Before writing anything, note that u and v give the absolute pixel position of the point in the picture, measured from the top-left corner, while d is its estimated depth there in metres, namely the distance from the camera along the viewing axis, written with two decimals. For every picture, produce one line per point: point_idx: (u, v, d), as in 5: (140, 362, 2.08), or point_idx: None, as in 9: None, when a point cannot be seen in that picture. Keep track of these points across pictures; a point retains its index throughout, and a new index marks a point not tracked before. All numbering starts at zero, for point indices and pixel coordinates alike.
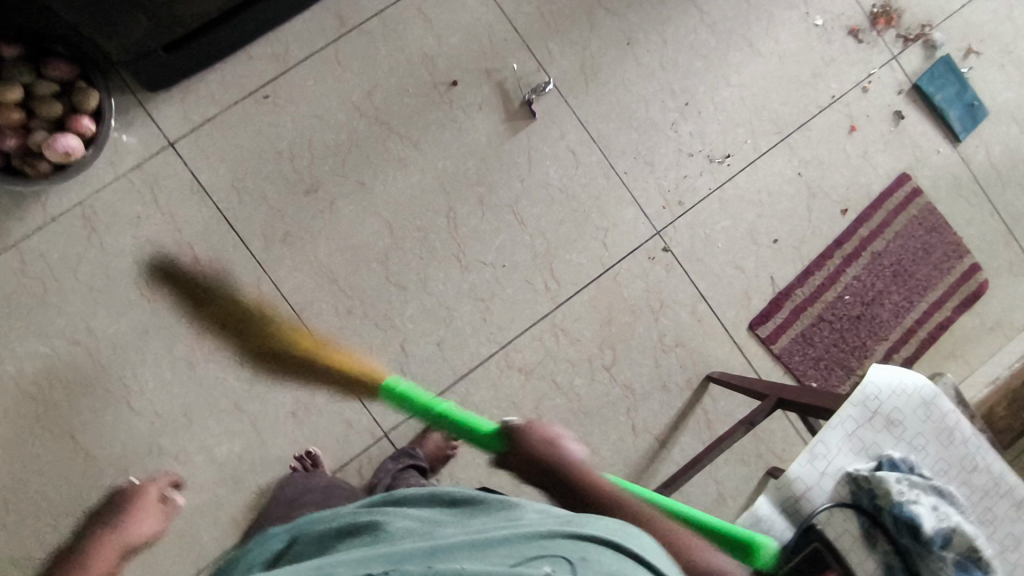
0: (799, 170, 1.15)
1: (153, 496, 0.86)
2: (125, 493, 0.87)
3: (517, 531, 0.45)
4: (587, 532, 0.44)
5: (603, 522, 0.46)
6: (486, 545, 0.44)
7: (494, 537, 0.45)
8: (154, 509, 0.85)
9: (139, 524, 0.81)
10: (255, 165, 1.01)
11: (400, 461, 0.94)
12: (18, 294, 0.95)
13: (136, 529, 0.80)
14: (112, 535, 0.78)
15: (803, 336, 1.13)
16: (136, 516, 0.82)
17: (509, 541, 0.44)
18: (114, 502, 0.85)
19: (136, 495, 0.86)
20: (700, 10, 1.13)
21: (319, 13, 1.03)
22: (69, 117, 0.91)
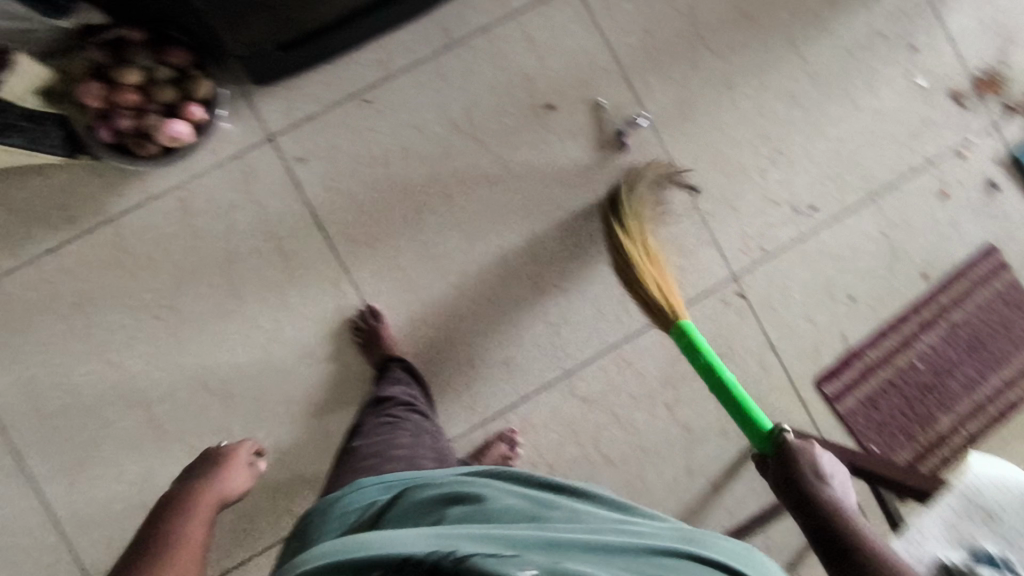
0: (884, 230, 1.13)
1: (242, 456, 0.90)
2: (215, 450, 0.91)
3: (641, 542, 0.50)
4: (709, 556, 0.50)
5: (722, 546, 0.52)
6: (611, 549, 0.49)
7: (620, 542, 0.50)
8: (243, 468, 0.89)
9: (235, 479, 0.86)
10: (349, 167, 1.03)
11: None
12: (112, 266, 0.98)
13: (234, 483, 0.85)
14: (212, 488, 0.80)
15: (868, 399, 1.12)
16: (227, 471, 0.86)
17: (634, 550, 0.49)
18: (205, 460, 0.88)
19: (228, 453, 0.90)
20: (801, 59, 1.13)
21: (428, 24, 1.04)
22: (182, 103, 0.93)
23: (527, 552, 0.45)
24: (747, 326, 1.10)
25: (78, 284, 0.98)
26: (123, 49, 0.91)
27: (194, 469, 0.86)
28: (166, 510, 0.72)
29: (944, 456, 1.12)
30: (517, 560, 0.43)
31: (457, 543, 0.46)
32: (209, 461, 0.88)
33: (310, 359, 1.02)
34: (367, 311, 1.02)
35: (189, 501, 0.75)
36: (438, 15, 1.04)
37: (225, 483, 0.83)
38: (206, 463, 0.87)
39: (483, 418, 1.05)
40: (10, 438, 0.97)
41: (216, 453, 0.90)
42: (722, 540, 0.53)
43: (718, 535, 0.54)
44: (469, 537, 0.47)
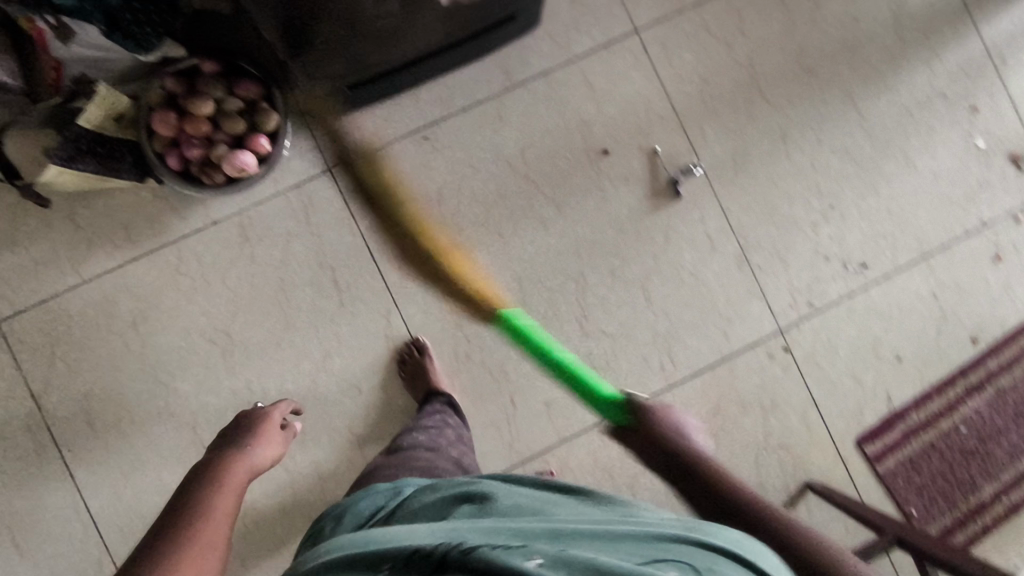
0: (934, 291, 1.12)
1: (275, 422, 0.85)
2: (249, 414, 0.86)
3: (641, 529, 0.47)
4: (714, 543, 0.45)
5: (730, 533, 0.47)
6: (609, 537, 0.46)
7: (620, 529, 0.47)
8: (278, 435, 0.84)
9: (269, 450, 0.80)
10: (405, 201, 1.04)
11: None
12: (170, 288, 1.01)
13: (267, 453, 0.79)
14: (246, 455, 0.74)
15: (910, 461, 1.11)
16: (261, 440, 0.80)
17: (634, 538, 0.46)
18: (236, 426, 0.82)
19: (264, 418, 0.85)
20: (860, 114, 1.12)
21: (489, 65, 1.05)
22: (249, 134, 0.95)
23: (532, 543, 0.45)
24: (791, 381, 1.10)
25: (137, 303, 1.00)
26: (197, 80, 0.94)
27: (224, 437, 0.79)
28: (196, 478, 0.64)
29: (985, 524, 1.10)
30: (522, 551, 0.43)
31: (463, 535, 0.47)
32: (241, 429, 0.82)
33: (355, 390, 1.03)
34: (414, 343, 1.03)
35: (222, 469, 0.67)
36: (500, 56, 1.06)
37: (261, 454, 0.77)
38: (239, 431, 0.81)
39: (523, 457, 1.05)
40: (60, 451, 0.99)
41: (251, 415, 0.85)
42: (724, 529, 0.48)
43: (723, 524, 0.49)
44: (474, 530, 0.48)
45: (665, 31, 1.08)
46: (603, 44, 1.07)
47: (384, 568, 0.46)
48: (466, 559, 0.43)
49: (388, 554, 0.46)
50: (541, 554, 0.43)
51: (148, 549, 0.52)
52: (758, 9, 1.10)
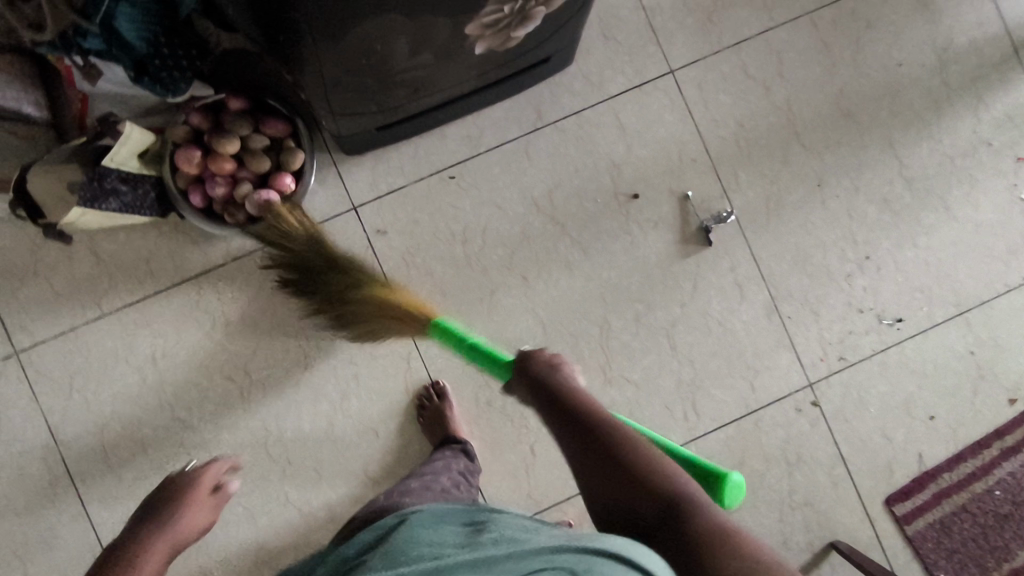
0: (971, 347, 1.08)
1: (207, 487, 0.82)
2: (176, 480, 0.83)
3: (522, 549, 0.48)
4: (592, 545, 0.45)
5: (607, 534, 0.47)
6: (488, 563, 0.48)
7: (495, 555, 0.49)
8: (208, 502, 0.81)
9: (197, 517, 0.78)
10: (427, 240, 1.02)
11: None
12: (190, 324, 1.00)
13: (195, 524, 0.78)
14: (166, 531, 0.74)
15: (941, 523, 1.07)
16: (190, 507, 0.79)
17: (513, 556, 0.48)
18: (163, 492, 0.81)
19: (193, 483, 0.82)
20: (900, 162, 1.08)
21: (519, 104, 1.03)
22: (273, 173, 0.94)
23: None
24: (820, 436, 1.06)
25: (155, 338, 0.99)
26: (223, 117, 0.92)
27: (145, 510, 0.78)
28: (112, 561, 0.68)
29: None
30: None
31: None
32: (166, 499, 0.80)
33: (373, 432, 1.01)
34: (433, 387, 1.01)
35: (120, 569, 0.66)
36: (531, 95, 1.03)
37: (187, 521, 0.77)
38: (164, 497, 0.80)
39: (540, 506, 1.02)
40: (75, 484, 0.98)
41: (179, 479, 0.82)
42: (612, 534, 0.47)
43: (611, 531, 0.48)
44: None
45: (701, 72, 1.05)
46: (637, 84, 1.05)
47: None
48: None
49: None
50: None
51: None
52: (798, 52, 1.07)
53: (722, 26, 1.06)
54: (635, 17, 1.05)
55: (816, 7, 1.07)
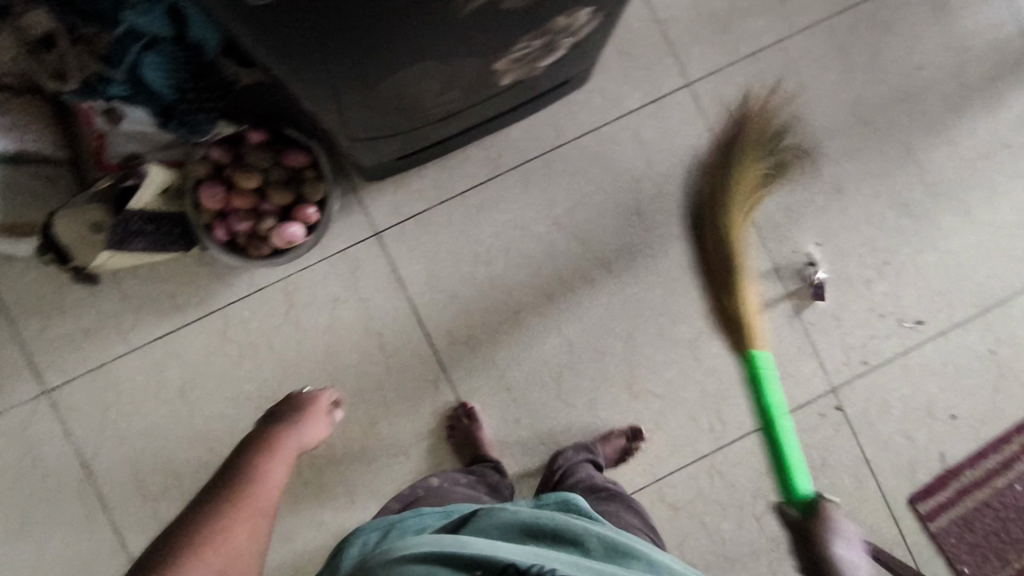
0: (992, 347, 1.09)
1: (324, 405, 0.82)
2: (296, 395, 0.84)
3: None
4: None
5: None
6: None
7: None
8: (322, 417, 0.81)
9: (313, 431, 0.77)
10: (451, 263, 1.02)
11: (581, 453, 0.98)
12: (217, 355, 1.00)
13: (313, 432, 0.77)
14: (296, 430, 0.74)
15: (963, 519, 1.09)
16: (309, 419, 0.78)
17: None
18: (283, 406, 0.81)
19: (309, 402, 0.82)
20: (919, 166, 1.07)
21: (538, 124, 1.03)
22: (296, 205, 0.94)
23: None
24: (844, 441, 1.08)
25: (185, 371, 1.00)
26: (244, 151, 0.92)
27: (275, 412, 0.79)
28: (247, 449, 0.67)
29: None
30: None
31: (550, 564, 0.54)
32: (288, 409, 0.81)
33: (403, 455, 1.02)
34: (461, 407, 1.01)
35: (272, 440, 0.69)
36: (550, 113, 1.03)
37: (307, 430, 0.76)
38: (287, 407, 0.80)
39: None
40: (109, 519, 0.99)
41: (297, 397, 0.83)
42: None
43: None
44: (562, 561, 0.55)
45: (719, 82, 1.05)
46: (655, 98, 1.04)
47: None
48: None
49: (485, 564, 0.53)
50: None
51: (212, 491, 0.60)
52: (816, 58, 1.06)
53: (739, 35, 1.05)
54: (652, 29, 1.04)
55: (834, 12, 1.06)
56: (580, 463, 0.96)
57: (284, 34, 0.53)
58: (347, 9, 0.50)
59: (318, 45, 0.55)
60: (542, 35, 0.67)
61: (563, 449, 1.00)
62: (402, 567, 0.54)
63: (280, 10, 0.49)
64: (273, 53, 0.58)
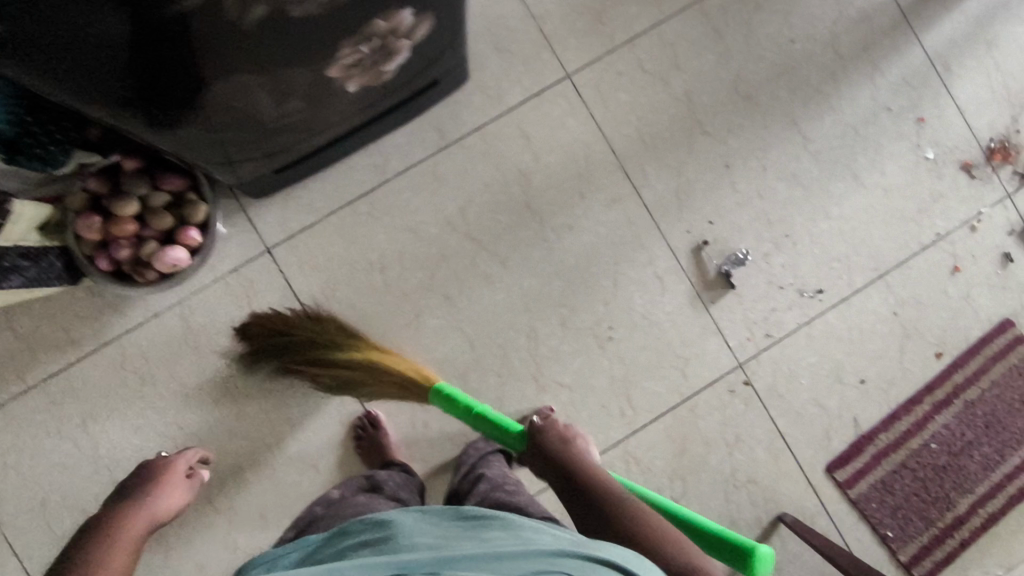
0: (893, 309, 1.10)
1: (179, 473, 0.90)
2: (150, 466, 0.89)
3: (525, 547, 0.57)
4: (590, 553, 0.57)
5: (605, 548, 0.58)
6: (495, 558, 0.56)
7: (503, 552, 0.57)
8: (182, 484, 0.89)
9: (170, 499, 0.85)
10: (345, 272, 1.03)
11: (490, 444, 0.98)
12: (117, 386, 1.00)
13: (171, 500, 0.85)
14: (145, 507, 0.81)
15: (882, 483, 1.09)
16: (163, 489, 0.86)
17: (517, 556, 0.56)
18: (138, 477, 0.87)
19: (164, 469, 0.89)
20: (804, 137, 1.10)
21: (421, 127, 1.04)
22: (178, 228, 0.94)
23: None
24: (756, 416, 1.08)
25: (87, 403, 1.00)
26: (119, 179, 0.92)
27: (131, 485, 0.86)
28: (91, 533, 0.73)
29: (963, 538, 1.09)
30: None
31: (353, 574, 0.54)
32: (140, 480, 0.87)
33: (314, 468, 1.02)
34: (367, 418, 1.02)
35: (119, 523, 0.75)
36: (431, 117, 1.04)
37: (165, 502, 0.84)
38: (141, 479, 0.86)
39: None
40: (19, 560, 0.98)
41: (151, 466, 0.89)
42: (615, 547, 0.59)
43: (608, 544, 0.60)
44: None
45: (598, 72, 1.07)
46: (535, 93, 1.06)
47: None
48: None
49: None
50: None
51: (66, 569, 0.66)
52: (691, 41, 1.08)
53: (613, 24, 1.07)
54: (526, 26, 1.06)
55: None
56: (491, 453, 0.95)
57: (47, 55, 0.53)
58: (97, 30, 0.51)
59: (103, 52, 0.54)
60: (366, 39, 0.68)
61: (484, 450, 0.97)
62: None
63: (28, 25, 0.49)
64: (55, 80, 0.57)
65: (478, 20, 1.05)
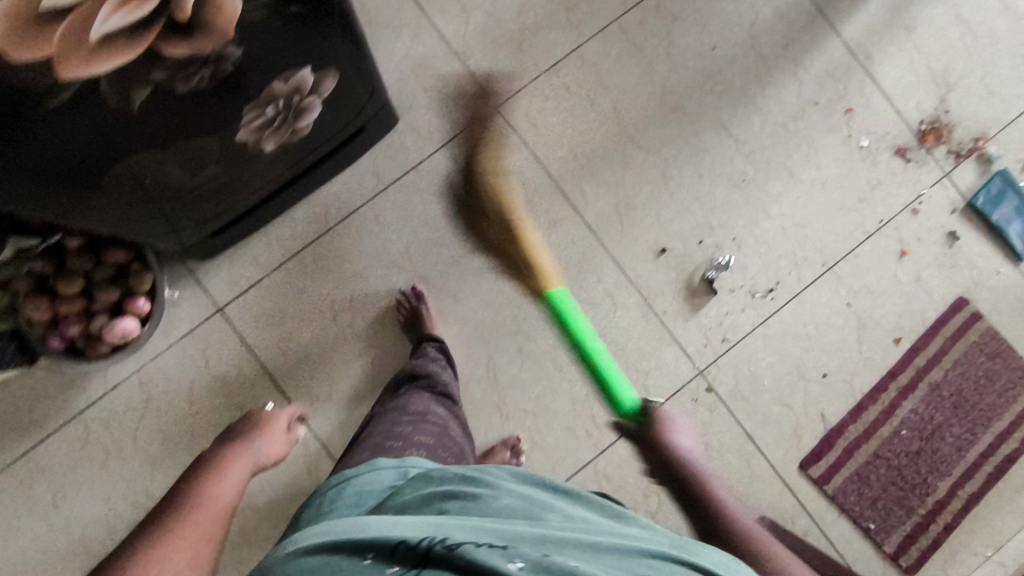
0: (846, 300, 1.11)
1: (279, 426, 0.88)
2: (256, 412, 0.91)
3: (628, 546, 0.49)
4: (697, 564, 0.49)
5: (716, 556, 0.50)
6: (596, 549, 0.48)
7: (605, 543, 0.49)
8: (279, 434, 0.87)
9: (272, 445, 0.84)
10: (297, 323, 1.05)
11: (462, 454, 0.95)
12: (83, 460, 1.01)
13: (268, 446, 0.83)
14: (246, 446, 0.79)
15: (858, 475, 1.09)
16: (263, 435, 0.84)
17: (621, 552, 0.49)
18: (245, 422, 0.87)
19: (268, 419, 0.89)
20: (735, 140, 1.11)
21: (358, 173, 1.06)
22: (126, 299, 0.96)
23: (518, 546, 0.46)
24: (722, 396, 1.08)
25: (53, 481, 1.00)
26: (63, 257, 0.94)
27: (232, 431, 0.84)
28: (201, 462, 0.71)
29: (947, 523, 1.08)
30: (507, 555, 0.44)
31: (448, 531, 0.47)
32: (246, 426, 0.87)
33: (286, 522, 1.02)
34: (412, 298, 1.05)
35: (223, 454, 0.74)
36: (366, 161, 1.06)
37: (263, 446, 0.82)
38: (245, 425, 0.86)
39: None
40: None
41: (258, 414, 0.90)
42: (712, 551, 0.51)
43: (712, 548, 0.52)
44: (461, 526, 0.47)
45: (524, 100, 1.09)
46: (466, 126, 1.08)
47: (370, 557, 0.45)
48: (455, 560, 0.44)
49: (371, 544, 0.45)
50: (526, 559, 0.45)
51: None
52: (613, 60, 1.11)
53: (534, 52, 1.10)
54: (449, 63, 1.08)
55: (620, 13, 1.11)
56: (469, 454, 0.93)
57: None
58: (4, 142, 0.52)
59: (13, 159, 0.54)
60: (268, 102, 0.70)
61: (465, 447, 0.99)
62: (296, 560, 0.46)
63: None
64: None
65: (402, 63, 1.08)
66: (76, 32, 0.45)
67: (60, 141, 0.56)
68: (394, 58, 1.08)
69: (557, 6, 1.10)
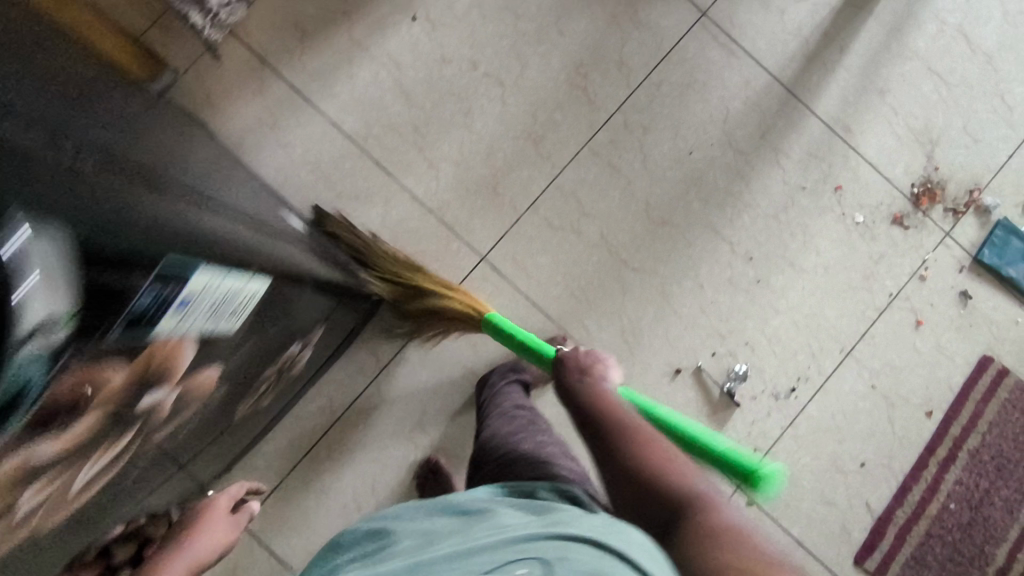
0: (870, 382, 1.08)
1: (221, 512, 0.91)
2: (196, 502, 0.92)
3: (502, 541, 0.51)
4: (567, 532, 0.50)
5: (590, 522, 0.52)
6: (466, 556, 0.50)
7: (475, 547, 0.51)
8: (220, 522, 0.90)
9: (206, 544, 0.88)
10: (323, 522, 1.01)
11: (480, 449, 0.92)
12: None
13: (204, 548, 0.87)
14: (176, 561, 0.84)
15: (915, 558, 1.07)
16: (198, 533, 0.88)
17: (489, 550, 0.50)
18: (182, 517, 0.90)
19: (205, 508, 0.91)
20: (729, 241, 1.08)
21: (356, 355, 1.03)
22: (145, 547, 0.93)
23: None
24: None
25: None
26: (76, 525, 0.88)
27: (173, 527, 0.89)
28: None
29: None
30: None
31: None
32: (181, 523, 0.90)
33: None
34: (433, 469, 1.01)
35: None
36: (362, 342, 1.03)
37: (196, 552, 0.86)
38: (179, 524, 0.90)
39: None
40: None
41: (196, 505, 0.92)
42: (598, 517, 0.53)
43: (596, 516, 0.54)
44: None
45: (510, 245, 1.06)
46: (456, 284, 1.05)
47: None
48: None
49: None
50: None
51: None
52: (591, 185, 1.07)
53: (510, 193, 1.06)
54: (427, 222, 1.04)
55: (590, 136, 1.07)
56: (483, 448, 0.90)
57: None
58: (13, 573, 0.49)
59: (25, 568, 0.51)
60: (265, 379, 0.67)
61: (486, 375, 1.02)
62: None
63: None
64: None
65: (379, 232, 1.04)
66: (56, 501, 0.41)
67: (67, 535, 0.52)
68: (369, 228, 1.04)
69: (525, 141, 1.07)
